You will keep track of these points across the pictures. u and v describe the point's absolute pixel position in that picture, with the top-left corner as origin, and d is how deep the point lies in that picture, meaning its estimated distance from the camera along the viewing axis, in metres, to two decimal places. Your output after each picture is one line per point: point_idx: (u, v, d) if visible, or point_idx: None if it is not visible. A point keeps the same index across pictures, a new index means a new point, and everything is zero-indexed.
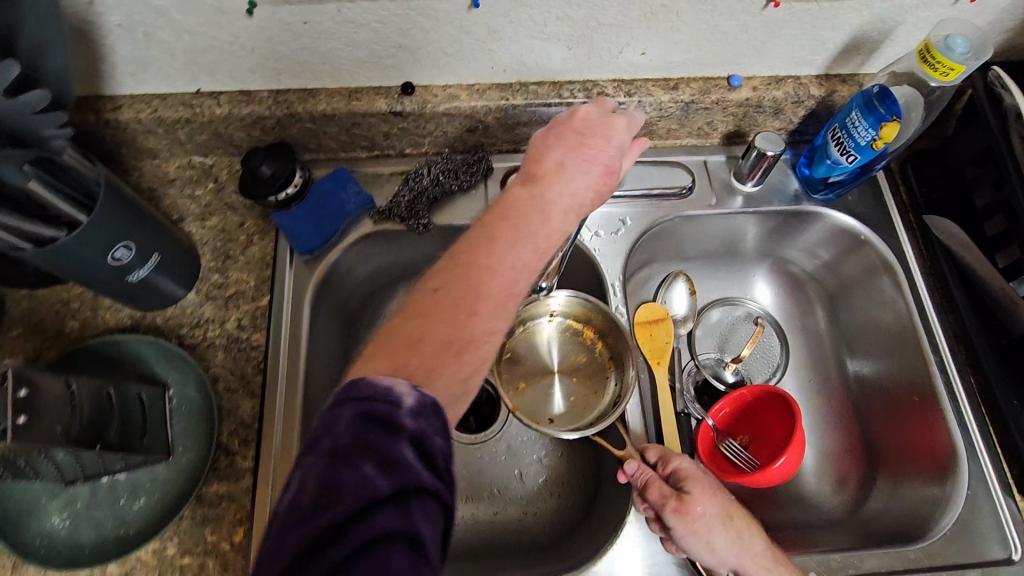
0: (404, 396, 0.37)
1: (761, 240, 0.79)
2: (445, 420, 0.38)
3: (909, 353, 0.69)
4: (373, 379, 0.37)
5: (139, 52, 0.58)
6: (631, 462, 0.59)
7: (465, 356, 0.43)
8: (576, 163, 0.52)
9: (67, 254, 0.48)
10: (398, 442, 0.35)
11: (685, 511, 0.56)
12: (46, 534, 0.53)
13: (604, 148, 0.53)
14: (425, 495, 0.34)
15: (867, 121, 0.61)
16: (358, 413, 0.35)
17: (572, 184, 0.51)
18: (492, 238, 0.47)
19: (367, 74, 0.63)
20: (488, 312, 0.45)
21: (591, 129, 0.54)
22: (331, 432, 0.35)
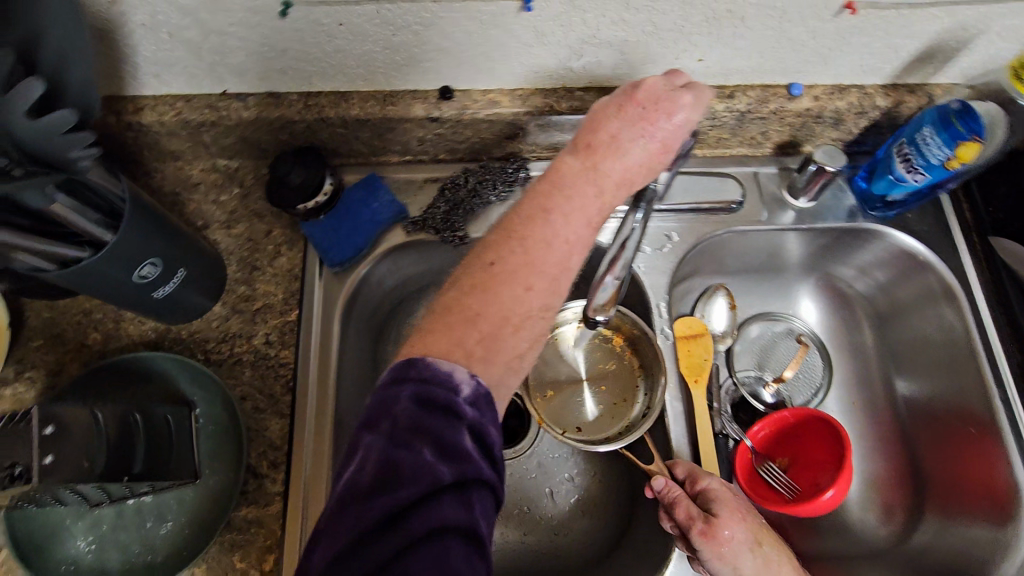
0: (461, 385, 0.37)
1: (810, 255, 0.75)
2: (495, 410, 0.39)
3: (968, 382, 0.65)
4: (434, 361, 0.38)
5: (164, 52, 0.54)
6: (659, 479, 0.57)
7: (522, 331, 0.42)
8: (635, 136, 0.47)
9: (90, 275, 0.45)
10: (457, 429, 0.36)
11: (711, 534, 0.53)
12: (73, 558, 0.51)
13: (666, 124, 0.47)
14: (481, 486, 0.35)
15: (941, 137, 0.57)
16: (419, 398, 0.36)
17: (626, 160, 0.46)
18: (546, 210, 0.44)
19: (403, 78, 0.59)
20: (544, 288, 0.43)
21: (655, 104, 0.47)
22: (391, 412, 0.36)
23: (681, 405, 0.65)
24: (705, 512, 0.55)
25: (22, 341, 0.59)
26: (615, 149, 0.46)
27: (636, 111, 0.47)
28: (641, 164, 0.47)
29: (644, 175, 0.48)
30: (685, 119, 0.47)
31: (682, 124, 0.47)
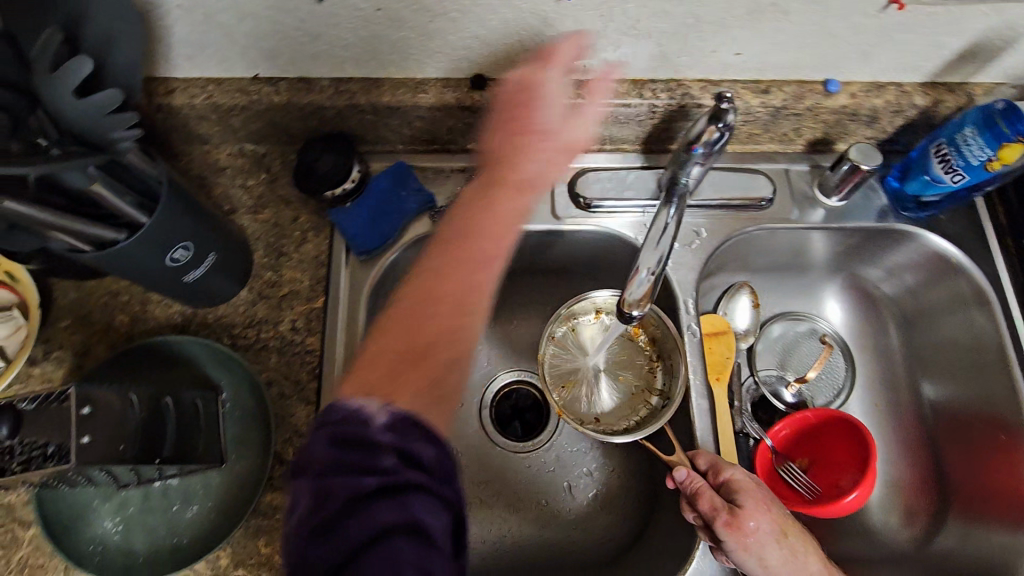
0: (376, 414, 0.37)
1: (837, 255, 0.74)
2: (425, 425, 0.38)
3: (999, 387, 0.65)
4: (348, 403, 0.38)
5: (198, 34, 0.54)
6: (681, 470, 0.54)
7: (430, 358, 0.42)
8: (522, 140, 0.52)
9: (126, 257, 0.46)
10: (376, 457, 0.36)
11: (737, 524, 0.51)
12: (99, 538, 0.52)
13: (571, 128, 0.54)
14: (424, 493, 0.36)
15: (984, 138, 0.56)
16: (334, 439, 0.37)
17: (529, 164, 0.52)
18: (450, 250, 0.47)
19: (436, 65, 0.58)
20: (449, 314, 0.44)
21: (517, 101, 0.52)
22: (314, 458, 0.37)
23: (705, 403, 0.63)
24: (729, 503, 0.52)
25: (49, 321, 0.59)
26: (510, 160, 0.52)
27: (506, 118, 0.52)
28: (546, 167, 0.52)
29: (546, 172, 0.53)
30: (553, 112, 0.52)
31: (547, 112, 0.52)
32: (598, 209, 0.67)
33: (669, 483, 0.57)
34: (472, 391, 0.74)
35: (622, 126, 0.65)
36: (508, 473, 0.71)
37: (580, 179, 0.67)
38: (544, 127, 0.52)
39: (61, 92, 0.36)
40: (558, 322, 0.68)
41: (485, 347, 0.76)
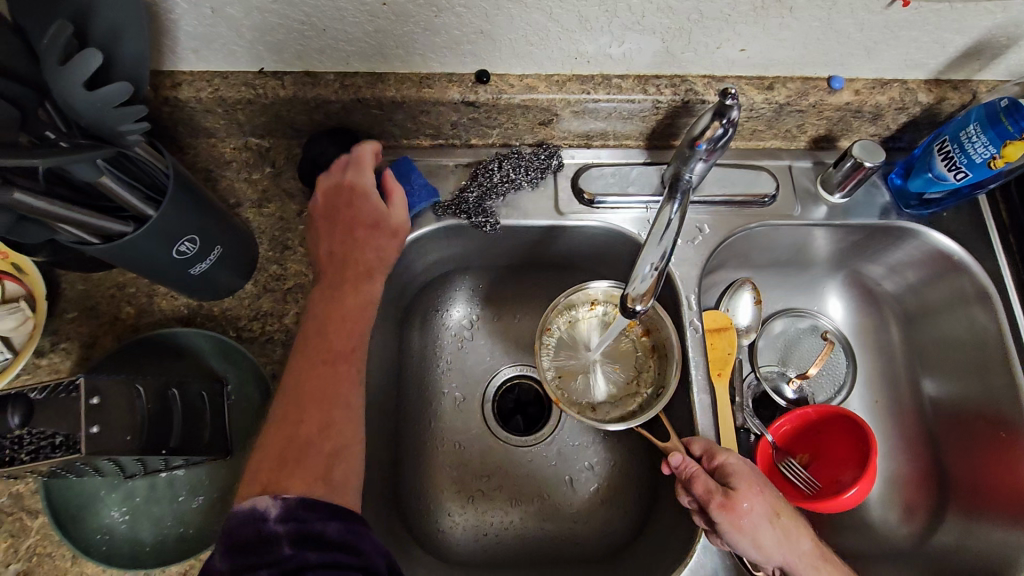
0: (268, 508, 0.44)
1: (840, 251, 0.74)
2: (316, 506, 0.45)
3: (998, 385, 0.65)
4: (239, 508, 0.44)
5: (204, 28, 0.54)
6: (676, 455, 0.55)
7: (310, 449, 0.48)
8: (359, 233, 0.58)
9: (134, 249, 0.46)
10: (275, 548, 0.42)
11: (731, 507, 0.51)
12: (107, 527, 0.52)
13: (368, 211, 0.58)
14: (324, 569, 0.41)
15: (987, 135, 0.56)
16: (227, 546, 0.42)
17: (355, 253, 0.57)
18: (316, 347, 0.53)
19: (440, 60, 0.58)
20: (318, 410, 0.50)
21: (336, 200, 0.58)
22: (217, 568, 0.42)
23: (708, 398, 0.63)
24: (724, 487, 0.52)
25: (56, 313, 0.59)
26: (349, 253, 0.57)
27: (324, 218, 0.58)
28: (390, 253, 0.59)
29: (386, 253, 0.59)
30: (376, 201, 0.58)
31: (369, 205, 0.58)
32: (602, 205, 0.67)
33: (665, 469, 0.57)
34: (474, 384, 0.75)
35: (626, 122, 0.65)
36: (510, 467, 0.72)
37: (583, 174, 0.67)
38: (372, 217, 0.58)
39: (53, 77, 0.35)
40: (554, 314, 0.68)
41: (487, 341, 0.76)
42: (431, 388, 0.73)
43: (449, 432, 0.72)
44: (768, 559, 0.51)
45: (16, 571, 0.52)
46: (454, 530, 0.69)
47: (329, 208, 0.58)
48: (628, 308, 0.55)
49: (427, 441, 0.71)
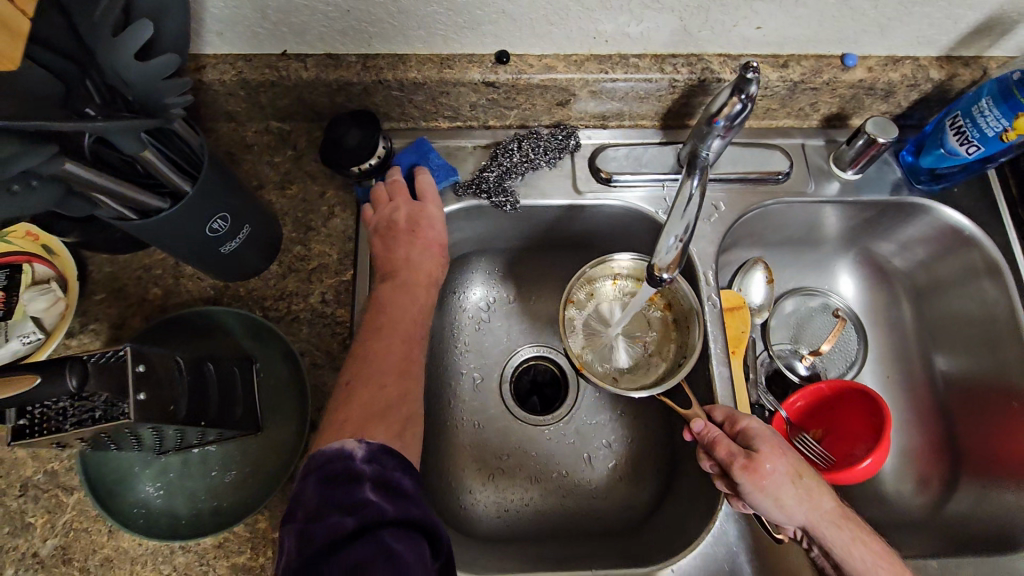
0: (354, 450, 0.43)
1: (850, 229, 0.75)
2: (398, 459, 0.44)
3: (1008, 357, 0.67)
4: (326, 448, 0.44)
5: (229, 10, 0.55)
6: (698, 421, 0.55)
7: (389, 416, 0.49)
8: (429, 254, 0.61)
9: (169, 225, 0.47)
10: (359, 487, 0.41)
11: (754, 468, 0.51)
12: (143, 502, 0.53)
13: (430, 236, 0.61)
14: (400, 527, 0.40)
15: (1000, 109, 0.57)
16: (315, 479, 0.42)
17: (421, 268, 0.60)
18: (379, 328, 0.55)
19: (461, 41, 0.59)
20: (394, 381, 0.52)
21: (414, 219, 0.61)
22: (301, 501, 0.41)
23: (727, 369, 0.64)
24: (745, 449, 0.53)
25: (84, 295, 0.60)
26: (415, 265, 0.60)
27: (397, 229, 0.60)
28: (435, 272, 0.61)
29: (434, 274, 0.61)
30: (439, 231, 0.62)
31: (439, 232, 0.62)
32: (618, 183, 0.68)
33: (687, 436, 0.58)
34: (492, 364, 0.76)
35: (642, 101, 0.66)
36: (528, 445, 0.73)
37: (600, 154, 0.69)
38: (433, 241, 0.62)
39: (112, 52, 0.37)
40: (576, 285, 0.70)
41: (505, 321, 0.77)
42: (450, 368, 0.74)
43: (468, 411, 0.73)
44: (789, 518, 0.51)
45: (53, 546, 0.53)
46: (476, 506, 0.70)
47: (398, 224, 0.60)
48: (654, 276, 0.56)
49: (447, 420, 0.73)
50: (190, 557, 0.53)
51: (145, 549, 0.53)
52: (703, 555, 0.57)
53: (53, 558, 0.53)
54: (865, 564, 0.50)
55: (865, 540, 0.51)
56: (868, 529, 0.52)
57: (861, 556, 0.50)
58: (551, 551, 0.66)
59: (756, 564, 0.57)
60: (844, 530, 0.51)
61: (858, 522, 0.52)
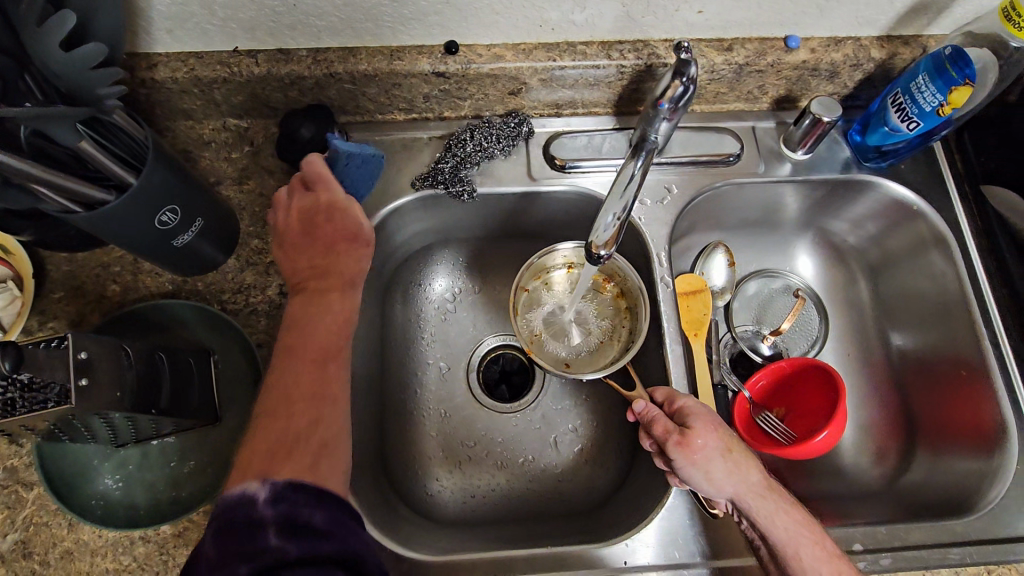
0: (258, 492, 0.41)
1: (806, 210, 0.77)
2: (308, 493, 0.42)
3: (956, 326, 0.68)
4: (227, 495, 0.42)
5: (176, 7, 0.55)
6: (639, 402, 0.57)
7: (296, 452, 0.46)
8: (337, 249, 0.55)
9: (116, 218, 0.47)
10: (260, 534, 0.39)
11: (686, 444, 0.53)
12: (102, 494, 0.54)
13: (332, 227, 0.55)
14: (304, 566, 0.38)
15: (936, 84, 0.58)
16: (216, 530, 0.40)
17: (333, 267, 0.55)
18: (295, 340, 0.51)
19: (409, 32, 0.60)
20: (305, 406, 0.48)
21: (308, 216, 0.55)
22: (203, 556, 0.39)
23: (680, 348, 0.65)
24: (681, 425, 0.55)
25: (43, 293, 0.60)
26: (325, 267, 0.54)
27: (293, 232, 0.55)
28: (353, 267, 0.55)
29: (353, 266, 0.55)
30: (341, 216, 0.55)
31: (343, 217, 0.55)
32: (573, 169, 0.69)
33: (630, 417, 0.60)
34: (457, 355, 0.76)
35: (593, 88, 0.67)
36: (495, 432, 0.74)
37: (554, 142, 0.70)
38: (335, 231, 0.55)
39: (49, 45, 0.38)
40: (530, 276, 0.71)
41: (469, 311, 0.78)
42: (416, 358, 0.75)
43: (434, 400, 0.74)
44: (718, 491, 0.53)
45: (13, 541, 0.53)
46: (442, 494, 0.70)
47: (296, 227, 0.55)
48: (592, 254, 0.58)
49: (413, 409, 0.73)
50: (151, 547, 0.53)
51: (105, 541, 0.53)
52: (662, 528, 0.58)
53: (13, 553, 0.53)
54: (787, 533, 0.51)
55: (790, 511, 0.52)
56: (795, 502, 0.53)
57: (783, 526, 0.51)
58: (516, 532, 0.67)
59: (712, 537, 0.58)
60: (768, 500, 0.52)
61: (785, 495, 0.53)
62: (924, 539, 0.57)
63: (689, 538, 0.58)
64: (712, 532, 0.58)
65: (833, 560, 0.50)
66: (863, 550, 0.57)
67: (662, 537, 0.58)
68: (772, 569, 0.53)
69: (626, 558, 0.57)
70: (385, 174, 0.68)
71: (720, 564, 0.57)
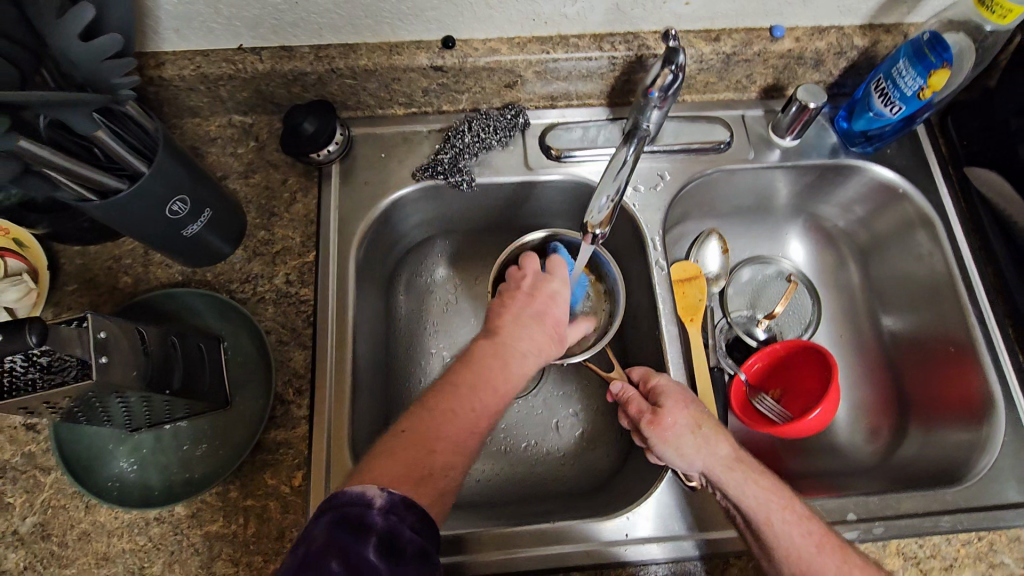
0: (375, 498, 0.41)
1: (796, 196, 0.79)
2: (416, 513, 0.42)
3: (944, 305, 0.69)
4: (348, 490, 0.41)
5: (183, 6, 0.57)
6: (616, 383, 0.61)
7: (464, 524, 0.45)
8: (531, 326, 0.57)
9: (129, 207, 0.50)
10: (366, 542, 0.38)
11: (657, 422, 0.56)
12: (117, 476, 0.56)
13: (544, 303, 0.60)
14: None
15: (915, 69, 0.61)
16: (334, 521, 0.39)
17: (534, 346, 0.57)
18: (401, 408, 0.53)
19: (408, 28, 0.63)
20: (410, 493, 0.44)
21: (529, 288, 0.61)
22: (309, 536, 0.39)
23: (675, 328, 0.67)
24: (654, 405, 0.58)
25: (57, 285, 0.62)
26: (528, 351, 0.56)
27: (518, 295, 0.60)
28: (537, 344, 0.57)
29: (537, 346, 0.57)
30: (550, 296, 0.60)
31: (556, 308, 0.60)
32: (569, 159, 0.71)
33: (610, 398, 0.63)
34: (461, 344, 0.77)
35: (586, 81, 0.69)
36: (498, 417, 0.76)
37: (549, 133, 0.72)
38: (541, 312, 0.59)
39: (68, 37, 0.40)
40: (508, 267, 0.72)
41: (471, 301, 0.80)
42: (419, 347, 0.76)
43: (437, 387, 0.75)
44: (690, 465, 0.55)
45: (32, 523, 0.55)
46: None
47: (523, 292, 0.61)
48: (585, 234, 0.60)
49: None
50: (165, 528, 0.55)
51: (121, 522, 0.55)
52: (661, 502, 0.60)
53: (32, 534, 0.55)
54: (757, 500, 0.53)
55: (759, 479, 0.54)
56: (766, 472, 0.55)
57: (753, 494, 0.53)
58: (520, 511, 0.68)
59: (710, 510, 0.59)
60: (736, 472, 0.54)
61: (757, 467, 0.55)
62: (915, 508, 0.59)
63: (686, 511, 0.60)
64: (711, 506, 0.60)
65: (802, 521, 0.52)
66: (856, 519, 0.58)
67: (661, 510, 0.60)
68: (750, 539, 0.54)
69: (626, 531, 0.58)
70: (386, 167, 0.70)
71: (719, 536, 0.58)
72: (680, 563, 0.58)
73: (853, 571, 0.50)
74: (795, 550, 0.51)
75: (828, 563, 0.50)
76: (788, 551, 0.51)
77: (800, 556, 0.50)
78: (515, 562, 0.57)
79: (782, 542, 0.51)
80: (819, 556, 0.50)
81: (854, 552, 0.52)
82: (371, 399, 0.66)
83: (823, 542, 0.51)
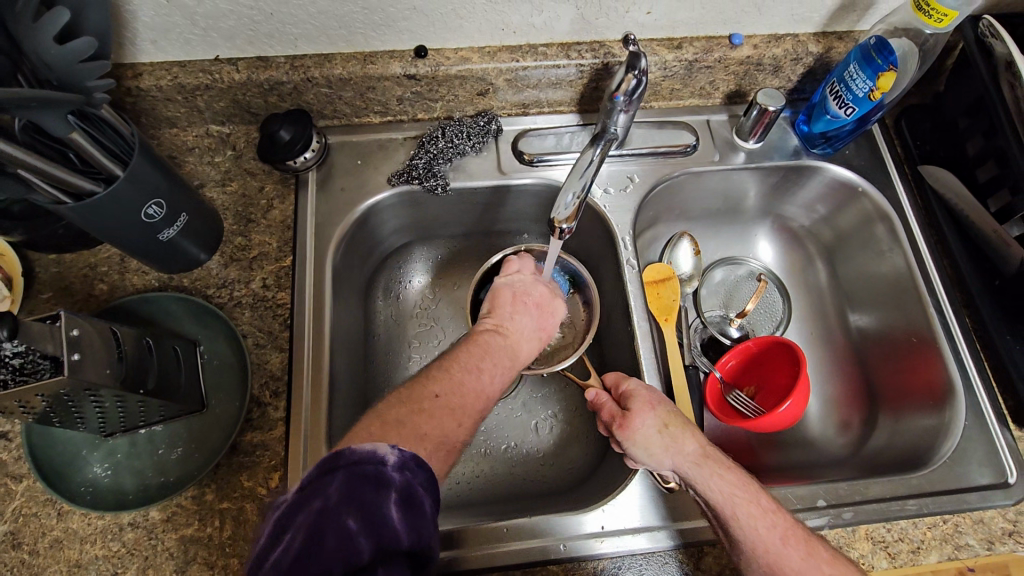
0: (387, 455, 0.42)
1: (763, 198, 0.82)
2: (425, 471, 0.43)
3: (905, 300, 0.72)
4: (357, 447, 0.42)
5: (160, 18, 0.59)
6: (588, 392, 0.63)
7: None
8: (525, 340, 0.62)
9: (101, 210, 0.50)
10: (385, 496, 0.40)
11: (626, 425, 0.58)
12: (91, 481, 0.56)
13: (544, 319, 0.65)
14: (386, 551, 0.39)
15: (865, 73, 0.64)
16: (347, 479, 0.40)
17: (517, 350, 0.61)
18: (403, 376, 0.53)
19: (381, 38, 0.65)
20: None
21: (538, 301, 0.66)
22: (323, 493, 0.39)
23: (647, 324, 0.69)
24: (624, 409, 0.60)
25: (31, 294, 0.62)
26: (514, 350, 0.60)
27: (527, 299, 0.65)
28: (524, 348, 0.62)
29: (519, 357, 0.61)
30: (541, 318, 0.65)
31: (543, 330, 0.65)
32: (541, 163, 0.73)
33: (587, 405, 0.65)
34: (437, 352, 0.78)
35: (556, 88, 0.72)
36: None
37: (521, 139, 0.74)
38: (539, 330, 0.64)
39: (43, 40, 0.42)
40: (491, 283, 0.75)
41: (448, 306, 0.81)
42: (395, 353, 0.76)
43: None
44: (661, 464, 0.56)
45: (2, 532, 0.54)
46: None
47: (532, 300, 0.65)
48: (554, 230, 0.61)
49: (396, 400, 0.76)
50: (139, 533, 0.54)
51: (94, 528, 0.54)
52: (636, 494, 0.61)
53: (2, 543, 0.54)
54: (722, 495, 0.53)
55: (724, 474, 0.54)
56: (734, 466, 0.55)
57: (718, 489, 0.53)
58: (498, 511, 0.68)
59: (685, 503, 0.60)
60: (703, 466, 0.54)
61: (724, 462, 0.55)
62: (881, 493, 0.60)
63: (664, 503, 0.60)
64: (682, 498, 0.60)
65: (768, 514, 0.52)
66: (826, 506, 0.60)
67: (637, 501, 0.60)
68: (719, 533, 0.54)
69: (602, 523, 0.59)
70: (361, 174, 0.72)
71: (694, 525, 0.59)
72: (656, 556, 0.58)
73: (819, 563, 0.50)
74: (762, 544, 0.50)
75: (793, 555, 0.50)
76: (754, 544, 0.51)
77: (766, 548, 0.50)
78: (494, 557, 0.58)
79: (750, 535, 0.51)
80: (785, 548, 0.50)
81: (820, 545, 0.51)
82: (348, 403, 0.66)
83: (788, 535, 0.51)
